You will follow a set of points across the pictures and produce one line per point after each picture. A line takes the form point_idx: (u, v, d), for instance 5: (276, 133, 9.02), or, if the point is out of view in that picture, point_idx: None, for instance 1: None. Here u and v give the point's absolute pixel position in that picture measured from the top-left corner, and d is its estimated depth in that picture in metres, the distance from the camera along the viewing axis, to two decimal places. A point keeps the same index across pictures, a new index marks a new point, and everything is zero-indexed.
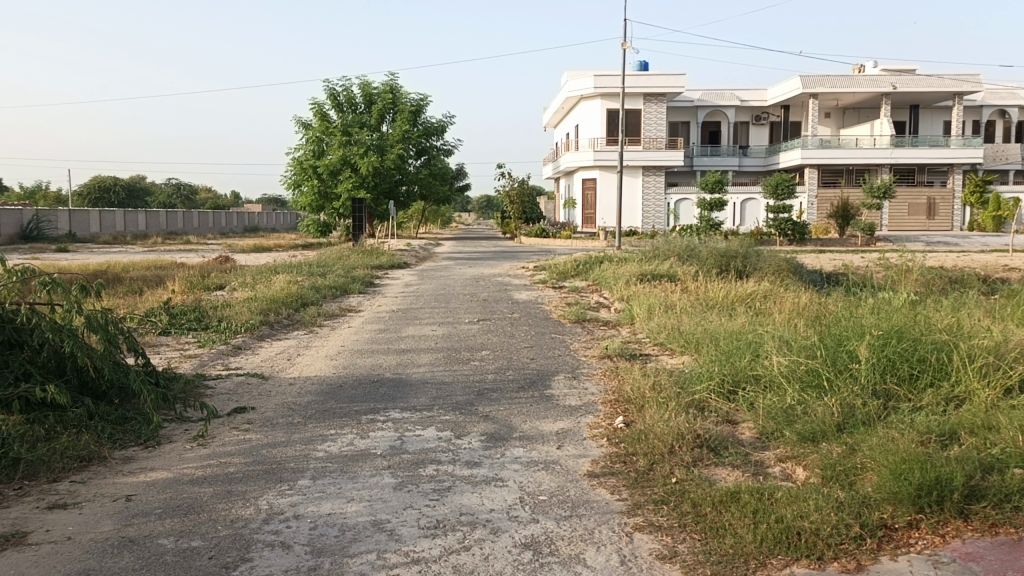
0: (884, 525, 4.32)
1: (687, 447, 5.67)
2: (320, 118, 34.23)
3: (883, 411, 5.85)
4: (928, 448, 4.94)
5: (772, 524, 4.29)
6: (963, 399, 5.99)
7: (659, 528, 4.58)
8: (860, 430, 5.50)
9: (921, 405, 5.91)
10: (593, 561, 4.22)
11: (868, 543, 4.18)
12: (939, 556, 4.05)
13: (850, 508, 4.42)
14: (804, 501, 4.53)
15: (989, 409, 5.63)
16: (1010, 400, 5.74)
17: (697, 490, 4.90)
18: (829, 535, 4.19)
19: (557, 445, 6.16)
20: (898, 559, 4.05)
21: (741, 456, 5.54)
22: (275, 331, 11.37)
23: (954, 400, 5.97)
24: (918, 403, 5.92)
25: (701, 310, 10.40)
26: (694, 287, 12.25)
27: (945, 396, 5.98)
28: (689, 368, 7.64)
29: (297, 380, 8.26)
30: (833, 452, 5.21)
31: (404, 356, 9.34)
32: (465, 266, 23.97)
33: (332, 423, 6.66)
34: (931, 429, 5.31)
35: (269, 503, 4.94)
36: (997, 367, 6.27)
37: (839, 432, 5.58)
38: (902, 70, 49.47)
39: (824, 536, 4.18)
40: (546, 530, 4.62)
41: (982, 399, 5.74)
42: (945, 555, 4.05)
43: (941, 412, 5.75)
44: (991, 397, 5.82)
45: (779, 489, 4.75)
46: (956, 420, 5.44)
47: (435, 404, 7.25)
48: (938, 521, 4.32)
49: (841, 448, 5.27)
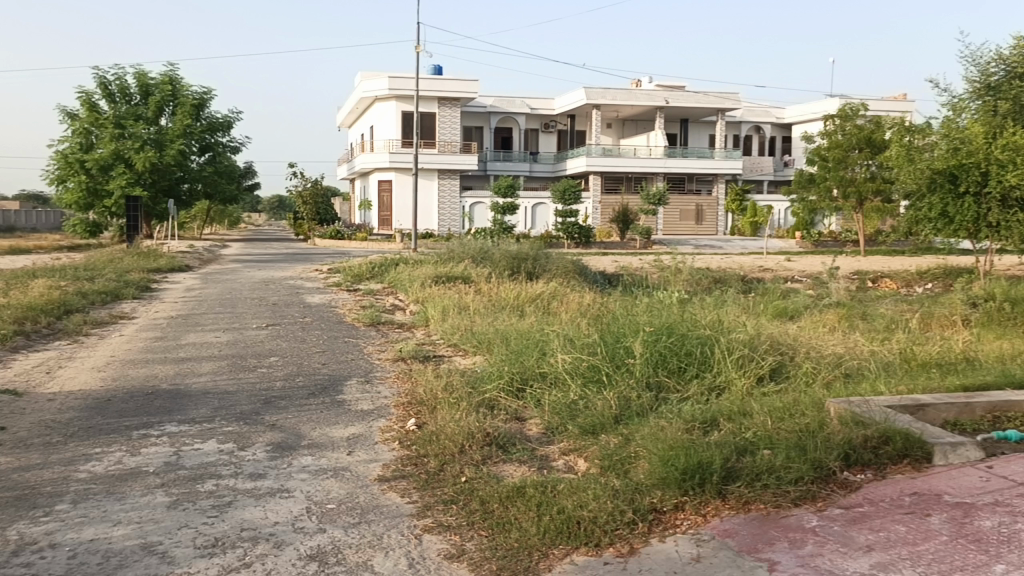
0: (654, 509, 4.64)
1: (476, 445, 5.78)
2: (88, 108, 31.37)
3: (655, 402, 6.29)
4: (692, 435, 5.38)
5: (554, 515, 4.48)
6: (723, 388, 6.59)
7: (448, 528, 4.62)
8: (634, 421, 5.89)
9: (688, 395, 6.42)
10: (381, 566, 4.18)
11: (640, 526, 4.47)
12: (700, 534, 4.40)
13: (625, 495, 4.71)
14: (584, 491, 4.77)
15: (744, 396, 6.25)
16: (762, 388, 6.41)
17: (485, 487, 5.01)
18: (605, 522, 4.43)
19: (347, 451, 6.04)
20: (665, 540, 4.36)
21: (527, 452, 5.74)
22: (30, 341, 10.24)
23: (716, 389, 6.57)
24: (685, 393, 6.43)
25: (492, 310, 10.67)
26: (487, 287, 12.52)
27: (709, 386, 6.56)
28: (482, 368, 7.76)
29: (57, 395, 7.49)
30: (610, 443, 5.53)
31: (183, 365, 8.77)
32: (252, 269, 22.90)
33: (98, 441, 6.11)
34: (696, 417, 5.78)
35: (19, 533, 4.43)
36: (752, 358, 6.98)
37: (616, 423, 5.94)
38: (674, 87, 53.68)
39: (601, 523, 4.42)
40: (333, 539, 4.51)
41: (739, 388, 6.36)
42: (705, 532, 4.41)
43: (705, 400, 6.29)
44: (747, 385, 6.47)
45: (561, 481, 4.98)
46: (717, 407, 5.97)
47: (217, 415, 6.87)
48: (701, 501, 4.69)
49: (618, 439, 5.61)
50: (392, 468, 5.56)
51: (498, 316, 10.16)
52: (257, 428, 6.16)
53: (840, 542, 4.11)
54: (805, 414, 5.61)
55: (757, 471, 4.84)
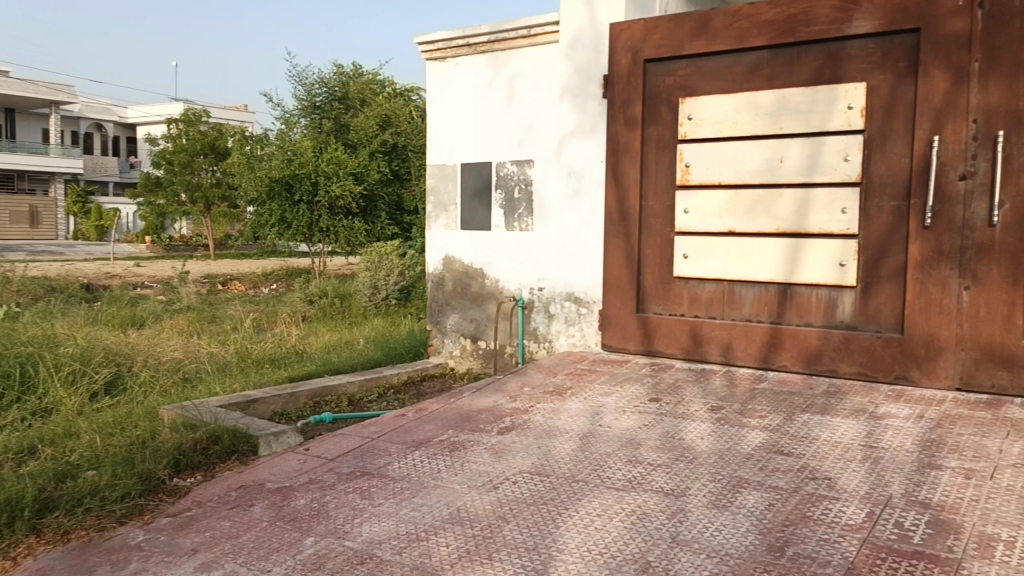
0: (499, 466, 5.57)
1: (358, 426, 6.62)
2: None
3: (517, 386, 7.26)
4: (542, 418, 6.37)
5: (416, 482, 5.40)
6: (575, 366, 7.60)
7: (327, 485, 5.47)
8: (494, 403, 6.84)
9: (544, 375, 7.40)
10: (266, 518, 5.02)
11: (486, 477, 5.41)
12: (531, 477, 5.37)
13: (478, 462, 5.65)
14: (444, 462, 5.69)
15: (591, 374, 7.26)
16: (607, 365, 7.46)
17: (363, 459, 5.87)
18: (458, 480, 5.37)
19: (241, 416, 6.79)
20: (504, 482, 5.32)
21: (402, 421, 6.63)
22: None
23: (568, 367, 7.56)
24: (543, 375, 7.41)
25: (383, 331, 11.45)
26: (380, 318, 13.27)
27: (563, 367, 7.55)
28: (358, 388, 8.54)
29: None
30: (473, 420, 6.47)
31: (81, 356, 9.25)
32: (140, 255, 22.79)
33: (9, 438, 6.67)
34: (547, 400, 6.77)
35: None
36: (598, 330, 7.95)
37: (479, 403, 6.88)
38: None
39: (454, 481, 5.36)
40: (227, 504, 5.29)
41: (587, 370, 7.38)
42: (536, 476, 5.38)
43: (557, 377, 7.30)
44: (595, 364, 7.50)
45: (427, 453, 5.89)
46: (566, 388, 6.98)
47: (120, 409, 7.48)
48: (538, 458, 5.66)
49: (479, 416, 6.55)
50: (254, 459, 6.23)
51: (387, 335, 10.94)
52: (131, 424, 6.73)
53: (600, 502, 4.96)
54: (625, 404, 6.50)
55: (570, 454, 5.69)
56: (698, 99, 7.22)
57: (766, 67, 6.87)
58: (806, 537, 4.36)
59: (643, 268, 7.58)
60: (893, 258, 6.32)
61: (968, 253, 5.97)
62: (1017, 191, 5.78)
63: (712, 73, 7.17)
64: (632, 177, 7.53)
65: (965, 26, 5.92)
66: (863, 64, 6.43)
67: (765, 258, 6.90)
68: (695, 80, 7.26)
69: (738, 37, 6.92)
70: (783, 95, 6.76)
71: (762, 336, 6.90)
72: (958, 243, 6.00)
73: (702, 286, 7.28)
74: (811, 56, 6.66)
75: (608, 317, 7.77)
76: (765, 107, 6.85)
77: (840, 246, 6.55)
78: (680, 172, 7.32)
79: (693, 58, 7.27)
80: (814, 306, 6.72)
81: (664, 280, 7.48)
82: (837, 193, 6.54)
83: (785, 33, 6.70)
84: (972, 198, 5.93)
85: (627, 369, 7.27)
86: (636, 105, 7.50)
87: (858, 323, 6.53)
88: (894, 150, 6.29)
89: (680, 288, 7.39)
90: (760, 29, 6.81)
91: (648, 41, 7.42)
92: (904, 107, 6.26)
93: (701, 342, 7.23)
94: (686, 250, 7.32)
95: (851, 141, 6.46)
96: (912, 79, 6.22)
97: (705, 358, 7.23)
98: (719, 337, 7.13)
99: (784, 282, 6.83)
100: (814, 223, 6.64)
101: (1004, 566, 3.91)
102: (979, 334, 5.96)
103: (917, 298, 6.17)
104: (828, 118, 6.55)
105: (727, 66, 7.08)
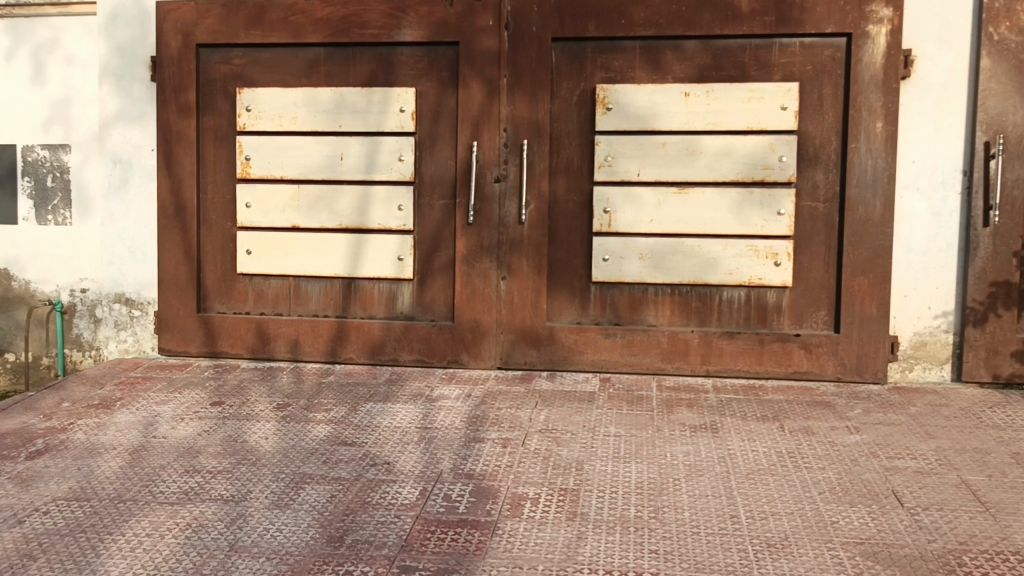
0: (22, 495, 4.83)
1: None
2: None
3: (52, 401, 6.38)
4: (82, 435, 5.69)
5: None
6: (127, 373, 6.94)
7: None
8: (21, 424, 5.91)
9: (88, 386, 6.63)
10: None
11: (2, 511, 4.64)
12: (61, 504, 4.72)
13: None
14: None
15: (144, 382, 6.70)
16: (163, 371, 6.94)
17: None
18: None
19: None
20: (26, 514, 4.61)
21: None
22: None
23: (117, 376, 6.85)
24: (86, 386, 6.64)
25: None
26: None
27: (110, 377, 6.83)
28: None
29: None
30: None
31: None
32: None
33: None
34: (89, 414, 6.07)
35: None
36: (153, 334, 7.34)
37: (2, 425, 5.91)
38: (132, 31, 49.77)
39: None
40: None
41: (139, 377, 6.79)
42: (68, 501, 4.76)
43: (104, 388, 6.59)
44: (149, 371, 6.93)
45: None
46: (113, 399, 6.34)
47: None
48: (73, 481, 5.03)
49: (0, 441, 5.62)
50: None
51: None
52: None
53: (149, 520, 4.52)
54: (184, 411, 6.10)
55: (116, 472, 5.13)
56: (255, 91, 7.03)
57: (322, 64, 6.97)
58: (364, 523, 4.46)
59: (202, 265, 7.24)
60: (443, 252, 6.90)
61: (502, 246, 6.77)
62: (538, 194, 6.71)
63: (269, 65, 7.04)
64: (188, 169, 7.12)
65: (494, 45, 6.66)
66: (411, 70, 6.86)
67: (327, 254, 7.00)
68: (252, 71, 7.07)
69: (294, 32, 6.91)
70: (339, 94, 6.91)
71: (327, 330, 7.04)
72: (495, 238, 6.77)
73: (267, 283, 7.15)
74: (364, 58, 6.90)
75: (165, 318, 7.26)
76: (322, 104, 6.93)
77: (396, 242, 6.92)
78: (240, 165, 7.07)
79: (249, 48, 7.06)
80: (375, 299, 7.01)
81: (227, 277, 7.21)
82: (393, 191, 6.89)
83: (338, 33, 6.86)
84: (504, 199, 6.75)
85: (188, 374, 6.87)
86: (189, 92, 7.08)
87: (415, 313, 6.98)
88: (441, 152, 6.85)
89: (244, 285, 7.18)
90: (315, 26, 6.88)
91: (200, 25, 7.04)
92: (448, 113, 6.83)
93: (268, 340, 7.13)
94: (249, 246, 7.11)
95: (403, 143, 6.85)
96: (453, 89, 6.81)
97: (272, 355, 7.15)
98: (285, 333, 7.10)
99: (346, 277, 7.01)
100: (372, 220, 6.91)
101: (529, 521, 4.45)
102: (513, 318, 6.79)
103: (464, 288, 6.83)
104: (382, 120, 6.87)
105: (284, 60, 7.02)
